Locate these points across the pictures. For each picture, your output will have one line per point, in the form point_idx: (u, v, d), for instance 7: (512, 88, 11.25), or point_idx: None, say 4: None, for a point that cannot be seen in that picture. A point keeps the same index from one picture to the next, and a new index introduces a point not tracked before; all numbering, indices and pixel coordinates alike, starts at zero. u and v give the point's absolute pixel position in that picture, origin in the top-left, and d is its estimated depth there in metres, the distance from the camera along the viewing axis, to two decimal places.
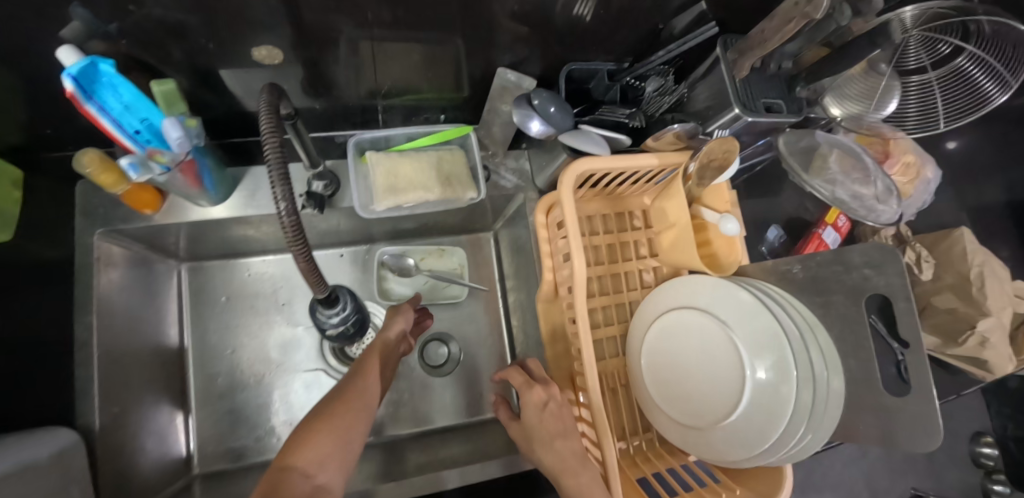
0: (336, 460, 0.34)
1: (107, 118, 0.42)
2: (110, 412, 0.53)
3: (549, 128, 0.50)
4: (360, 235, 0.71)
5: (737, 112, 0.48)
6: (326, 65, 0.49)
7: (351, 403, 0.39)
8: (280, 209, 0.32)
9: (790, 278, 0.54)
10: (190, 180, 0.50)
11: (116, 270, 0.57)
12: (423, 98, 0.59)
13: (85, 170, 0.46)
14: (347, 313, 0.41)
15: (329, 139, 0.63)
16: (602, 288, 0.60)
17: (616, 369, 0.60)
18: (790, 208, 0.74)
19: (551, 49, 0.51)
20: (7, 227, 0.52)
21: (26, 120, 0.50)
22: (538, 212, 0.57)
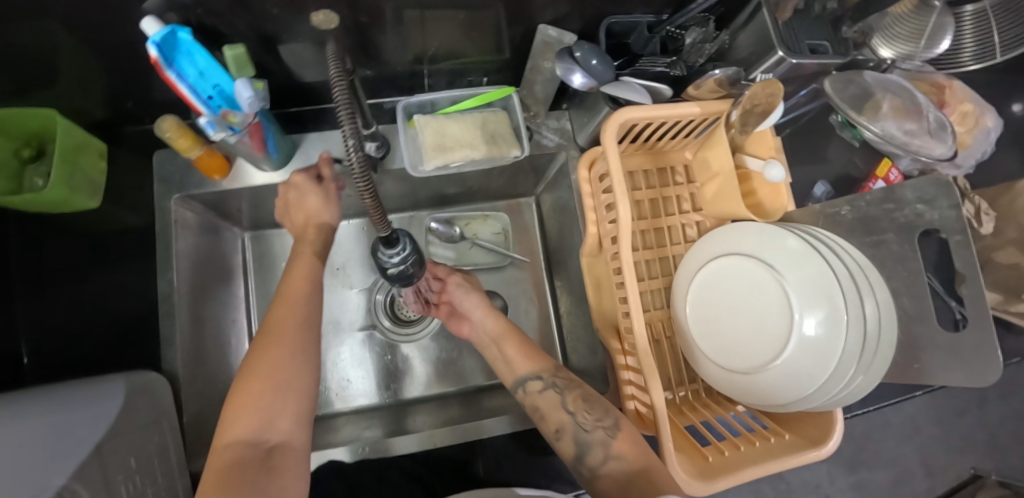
0: (280, 419, 0.41)
1: (184, 85, 0.46)
2: (191, 362, 0.58)
3: (591, 80, 0.52)
4: (408, 201, 0.74)
5: (779, 54, 0.48)
6: (376, 32, 0.52)
7: (270, 344, 0.44)
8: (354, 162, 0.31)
9: (839, 222, 0.53)
10: (256, 144, 0.54)
11: (191, 233, 0.62)
12: (465, 61, 0.61)
13: (166, 134, 0.50)
14: (407, 253, 0.42)
15: (378, 106, 0.67)
16: (645, 243, 0.61)
17: (661, 321, 0.61)
18: (836, 163, 0.73)
19: (591, 5, 0.52)
20: (96, 193, 0.58)
21: (114, 93, 0.55)
22: (580, 168, 0.59)
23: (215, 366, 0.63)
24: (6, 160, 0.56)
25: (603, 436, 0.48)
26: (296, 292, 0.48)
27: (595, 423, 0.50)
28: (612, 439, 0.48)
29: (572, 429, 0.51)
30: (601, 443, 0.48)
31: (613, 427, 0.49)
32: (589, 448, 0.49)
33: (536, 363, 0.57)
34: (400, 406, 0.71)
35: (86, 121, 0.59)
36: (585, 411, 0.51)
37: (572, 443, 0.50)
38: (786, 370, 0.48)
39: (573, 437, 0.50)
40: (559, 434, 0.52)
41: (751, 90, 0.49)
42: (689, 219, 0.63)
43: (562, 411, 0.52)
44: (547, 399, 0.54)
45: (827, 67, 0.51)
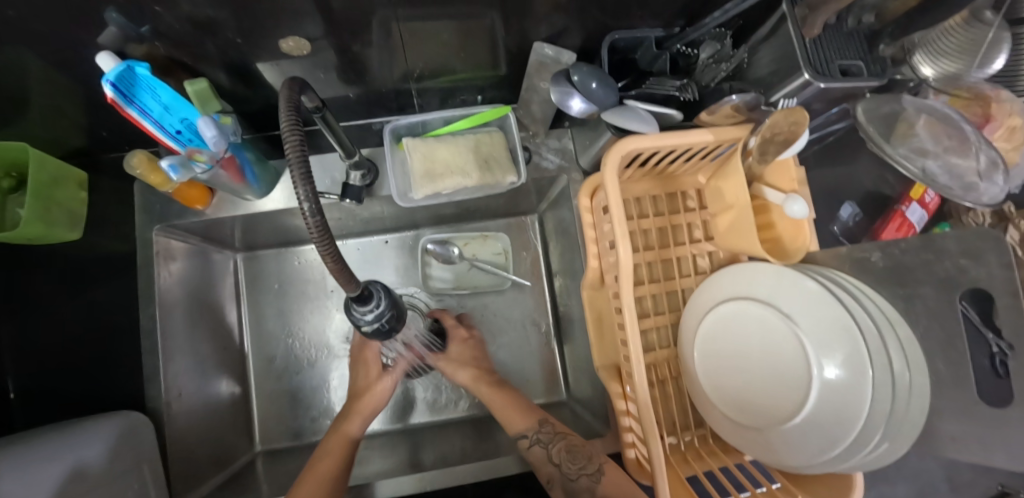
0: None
1: (148, 120, 0.44)
2: (178, 398, 0.57)
3: (591, 106, 0.47)
4: (404, 222, 0.71)
5: (806, 77, 0.42)
6: (354, 52, 0.48)
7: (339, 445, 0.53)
8: (303, 209, 0.31)
9: (868, 267, 0.48)
10: (233, 176, 0.51)
11: (178, 263, 0.60)
12: (457, 79, 0.56)
13: (137, 171, 0.48)
14: (382, 309, 0.39)
15: (367, 127, 0.63)
16: (652, 275, 0.57)
17: (666, 360, 0.57)
18: (867, 181, 0.66)
19: (591, 18, 0.47)
20: (76, 224, 0.57)
21: (85, 120, 0.53)
22: (582, 196, 0.54)
23: (207, 395, 0.62)
24: None
25: (589, 482, 0.47)
26: (368, 406, 0.57)
27: (579, 471, 0.48)
28: (597, 483, 0.46)
29: (561, 483, 0.48)
30: (587, 490, 0.47)
31: (597, 472, 0.47)
32: (580, 495, 0.47)
33: (523, 418, 0.54)
34: (409, 431, 0.70)
35: (64, 148, 0.57)
36: (570, 461, 0.49)
37: (562, 492, 0.49)
38: (802, 430, 0.44)
39: (563, 490, 0.48)
40: (549, 485, 0.50)
41: (771, 120, 0.43)
42: (701, 249, 0.57)
43: (549, 464, 0.50)
44: (536, 455, 0.52)
45: (860, 90, 0.45)
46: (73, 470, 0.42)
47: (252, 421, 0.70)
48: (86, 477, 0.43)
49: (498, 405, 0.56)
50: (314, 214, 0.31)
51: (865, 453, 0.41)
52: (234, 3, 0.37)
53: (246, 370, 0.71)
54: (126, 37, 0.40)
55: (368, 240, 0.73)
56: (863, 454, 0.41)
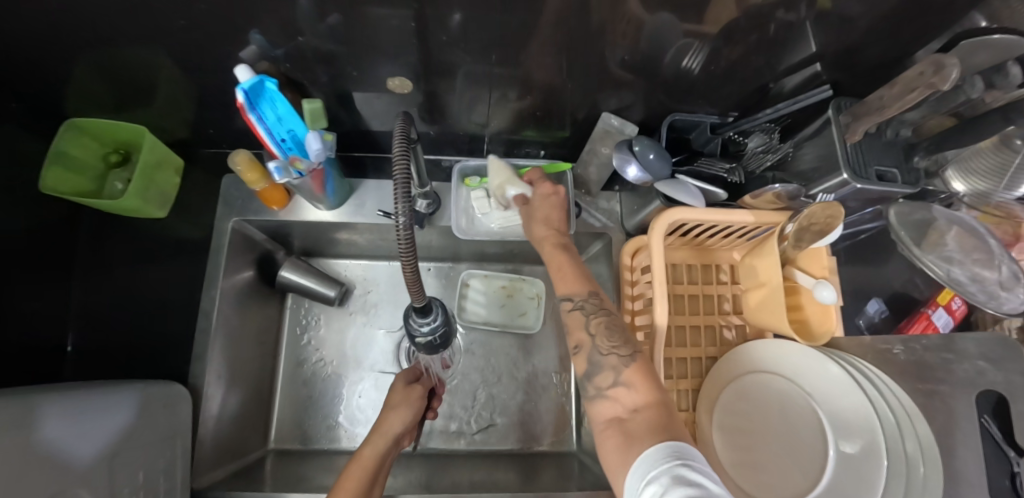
0: None
1: (262, 126, 0.49)
2: (213, 379, 0.59)
3: (646, 175, 0.51)
4: (449, 253, 0.75)
5: (846, 177, 0.47)
6: (443, 95, 0.55)
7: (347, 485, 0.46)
8: (399, 223, 0.35)
9: (889, 359, 0.50)
10: (317, 186, 0.57)
11: (240, 254, 0.65)
12: (527, 132, 0.63)
13: (237, 167, 0.54)
14: (438, 324, 0.43)
15: (436, 162, 0.69)
16: (680, 339, 0.59)
17: (684, 425, 0.58)
18: (897, 284, 0.69)
19: (655, 96, 0.54)
20: (165, 206, 0.63)
21: (197, 117, 0.60)
22: (624, 255, 0.59)
23: (237, 381, 0.65)
24: (94, 164, 0.62)
25: (616, 364, 0.42)
26: (369, 457, 0.50)
27: (612, 350, 0.43)
28: (625, 367, 0.42)
29: (588, 350, 0.44)
30: (613, 369, 0.42)
31: (630, 356, 0.42)
32: (599, 370, 0.43)
33: (579, 280, 0.47)
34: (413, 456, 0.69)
35: (171, 139, 0.65)
36: (606, 336, 0.44)
37: (585, 361, 0.44)
38: None
39: (588, 359, 0.44)
40: (575, 351, 0.45)
41: (809, 210, 0.49)
42: (729, 320, 0.60)
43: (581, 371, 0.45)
44: (573, 318, 0.46)
45: (894, 194, 0.50)
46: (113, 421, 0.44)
47: (270, 418, 0.71)
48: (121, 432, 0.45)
49: (556, 263, 0.49)
50: (407, 228, 0.35)
51: None
52: (362, 44, 0.45)
53: (275, 370, 0.73)
54: (261, 58, 0.48)
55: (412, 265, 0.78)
56: None
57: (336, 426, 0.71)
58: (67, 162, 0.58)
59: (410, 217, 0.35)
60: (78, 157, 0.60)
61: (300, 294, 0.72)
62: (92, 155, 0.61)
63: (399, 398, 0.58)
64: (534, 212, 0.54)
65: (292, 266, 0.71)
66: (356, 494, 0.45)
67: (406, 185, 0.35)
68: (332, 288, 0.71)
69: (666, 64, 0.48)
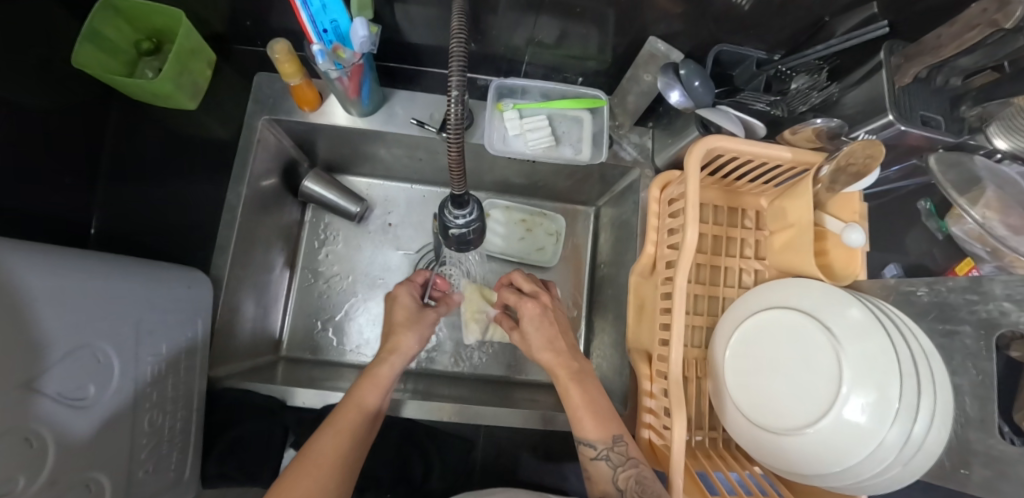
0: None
1: (305, 12, 0.48)
2: (233, 278, 0.60)
3: (688, 101, 0.52)
4: (474, 180, 0.76)
5: (890, 117, 0.47)
6: (486, 9, 0.53)
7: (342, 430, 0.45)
8: (452, 97, 0.35)
9: (912, 301, 0.50)
10: (352, 87, 0.56)
11: (268, 156, 0.65)
12: (568, 57, 0.61)
13: (275, 56, 0.53)
14: (473, 218, 0.43)
15: (471, 82, 0.68)
16: (698, 277, 0.61)
17: (696, 359, 0.59)
18: (917, 249, 0.70)
19: (705, 26, 0.53)
20: (195, 98, 0.63)
21: (232, 9, 0.58)
22: (653, 187, 0.59)
23: (256, 283, 0.65)
24: (125, 48, 0.60)
25: None
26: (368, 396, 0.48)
27: None
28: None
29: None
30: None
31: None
32: None
33: (600, 427, 0.48)
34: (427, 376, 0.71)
35: (204, 30, 0.63)
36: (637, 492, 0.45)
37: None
38: (818, 442, 0.45)
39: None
40: None
41: (850, 148, 0.47)
42: (749, 265, 0.61)
43: (610, 484, 0.47)
44: (599, 468, 0.48)
45: (935, 143, 0.49)
46: (136, 292, 0.44)
47: (284, 328, 0.72)
48: (144, 308, 0.45)
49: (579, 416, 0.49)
50: (459, 104, 0.35)
51: (879, 463, 0.43)
52: None
53: (292, 281, 0.74)
54: None
55: (434, 191, 0.79)
56: (878, 464, 0.43)
57: (349, 340, 0.72)
58: (99, 41, 0.57)
59: (462, 93, 0.35)
60: (111, 39, 0.58)
61: (320, 206, 0.74)
62: (124, 39, 0.60)
63: (401, 319, 0.54)
64: (533, 341, 0.55)
65: (316, 177, 0.72)
66: (352, 436, 0.44)
67: (462, 64, 0.35)
68: (354, 205, 0.73)
69: None
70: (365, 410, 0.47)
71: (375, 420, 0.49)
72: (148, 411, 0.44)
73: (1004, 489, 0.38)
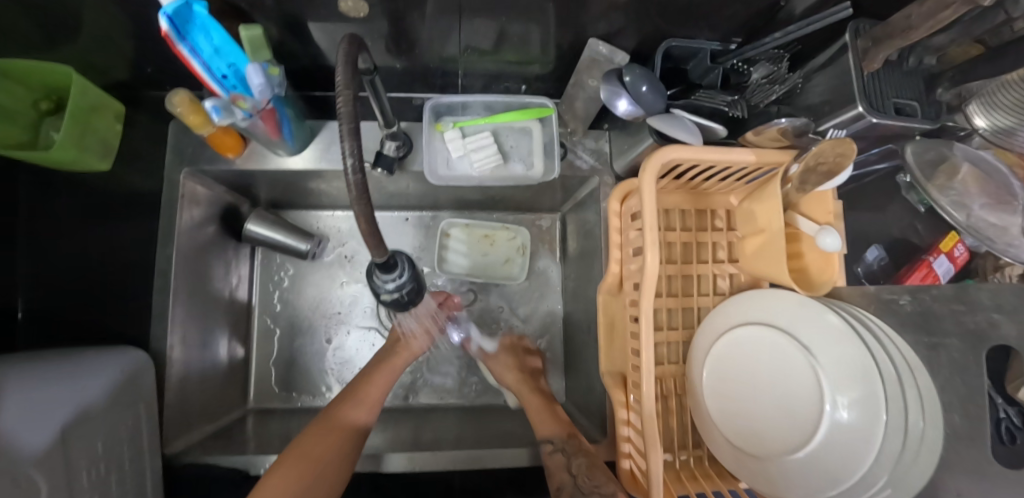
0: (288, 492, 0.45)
1: (197, 61, 0.42)
2: (180, 345, 0.57)
3: (638, 109, 0.47)
4: (428, 202, 0.71)
5: (859, 110, 0.41)
6: (409, 22, 0.47)
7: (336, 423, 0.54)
8: (347, 166, 0.29)
9: (895, 309, 0.47)
10: (270, 129, 0.50)
11: (201, 208, 0.60)
12: (507, 64, 0.56)
13: (176, 109, 0.47)
14: (404, 280, 0.39)
15: (406, 101, 0.62)
16: (670, 289, 0.57)
17: (673, 377, 0.56)
18: (899, 227, 0.66)
19: (651, 21, 0.47)
20: (108, 157, 0.57)
21: (131, 55, 0.52)
22: (612, 200, 0.55)
23: (207, 342, 0.62)
24: (23, 111, 0.54)
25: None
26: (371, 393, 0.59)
27: (594, 488, 0.46)
28: None
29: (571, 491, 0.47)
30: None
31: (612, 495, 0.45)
32: None
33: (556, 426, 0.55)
34: (406, 411, 0.69)
35: (106, 80, 0.57)
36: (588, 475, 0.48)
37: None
38: (805, 465, 0.43)
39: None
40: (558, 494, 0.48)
41: (818, 147, 0.42)
42: (723, 269, 0.57)
43: (565, 473, 0.49)
44: (555, 460, 0.51)
45: (912, 131, 0.44)
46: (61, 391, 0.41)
47: (248, 379, 0.70)
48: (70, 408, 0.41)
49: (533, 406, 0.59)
50: (357, 173, 0.30)
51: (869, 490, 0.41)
52: None
53: (251, 330, 0.71)
54: None
55: (388, 215, 0.74)
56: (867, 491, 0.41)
57: (319, 383, 0.70)
58: None
59: (359, 158, 0.30)
60: (3, 105, 0.52)
61: (269, 248, 0.70)
62: (20, 102, 0.54)
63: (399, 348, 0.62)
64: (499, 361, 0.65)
65: (258, 218, 0.67)
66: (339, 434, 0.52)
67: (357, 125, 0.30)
68: (303, 242, 0.68)
69: None
70: (351, 424, 0.55)
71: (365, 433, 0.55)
72: None
73: None
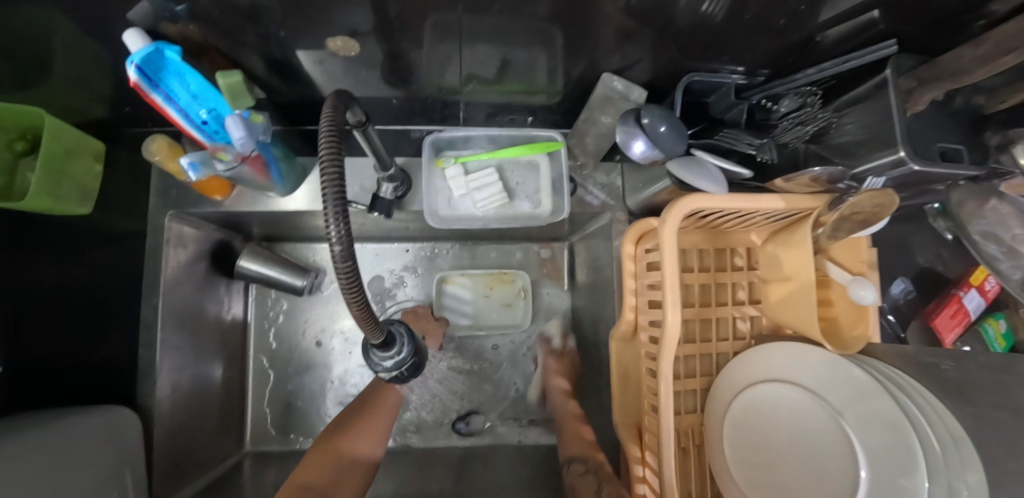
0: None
1: (173, 108, 0.39)
2: (170, 395, 0.54)
3: (655, 151, 0.43)
4: (429, 234, 0.68)
5: (901, 156, 0.37)
6: (406, 54, 0.43)
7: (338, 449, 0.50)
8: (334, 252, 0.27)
9: (936, 375, 0.43)
10: (257, 173, 0.47)
11: (189, 250, 0.57)
12: (512, 95, 0.52)
13: (155, 157, 0.44)
14: (403, 356, 0.36)
15: (404, 133, 0.58)
16: (688, 334, 0.53)
17: (691, 427, 0.53)
18: (927, 260, 0.63)
19: (670, 54, 0.43)
20: (88, 199, 0.53)
21: (109, 93, 0.49)
22: (627, 241, 0.51)
23: (199, 388, 0.59)
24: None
25: None
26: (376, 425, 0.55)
27: None
28: None
29: None
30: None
31: None
32: None
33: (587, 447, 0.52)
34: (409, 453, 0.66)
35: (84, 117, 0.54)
36: None
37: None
38: None
39: None
40: None
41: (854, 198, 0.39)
42: (744, 312, 0.54)
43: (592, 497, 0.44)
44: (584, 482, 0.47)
45: (955, 177, 0.40)
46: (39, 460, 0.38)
47: (244, 421, 0.67)
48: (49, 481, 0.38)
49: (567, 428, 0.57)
50: (346, 259, 0.27)
51: None
52: (281, 7, 0.33)
53: (246, 369, 0.68)
54: (145, 25, 0.35)
55: (388, 247, 0.71)
56: None
57: (318, 423, 0.67)
58: None
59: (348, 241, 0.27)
60: None
61: (263, 285, 0.66)
62: None
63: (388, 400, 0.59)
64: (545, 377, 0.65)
65: (251, 255, 0.64)
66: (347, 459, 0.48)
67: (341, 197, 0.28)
68: (299, 278, 0.65)
69: (682, 16, 0.36)
70: (357, 454, 0.50)
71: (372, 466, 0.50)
72: None
73: None
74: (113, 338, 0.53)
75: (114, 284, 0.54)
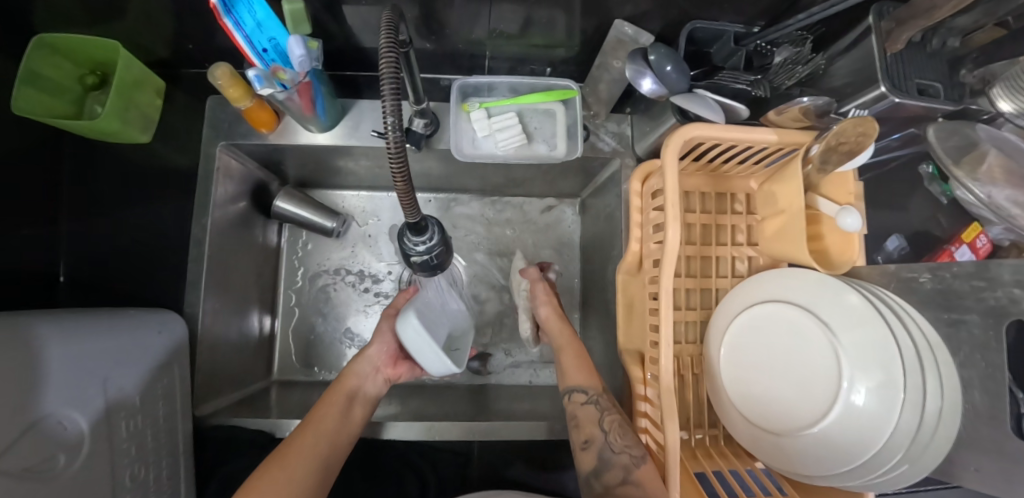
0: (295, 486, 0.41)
1: (241, 34, 0.45)
2: (211, 312, 0.59)
3: (661, 88, 0.48)
4: (449, 183, 0.73)
5: (881, 90, 0.42)
6: (442, 4, 0.48)
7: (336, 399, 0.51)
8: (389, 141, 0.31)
9: (915, 288, 0.47)
10: (305, 103, 0.52)
11: (234, 183, 0.63)
12: (533, 46, 0.57)
13: (218, 82, 0.49)
14: (433, 243, 0.40)
15: (433, 82, 0.64)
16: (689, 270, 0.57)
17: (691, 356, 0.57)
18: (921, 219, 0.66)
19: (677, 4, 0.48)
20: (147, 131, 0.60)
21: (174, 32, 0.55)
22: (634, 180, 0.56)
23: (234, 314, 0.64)
24: (70, 86, 0.57)
25: (629, 461, 0.47)
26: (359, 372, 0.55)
27: (624, 447, 0.48)
28: (636, 467, 0.46)
29: (601, 446, 0.49)
30: (624, 467, 0.46)
31: (641, 455, 0.47)
32: (609, 466, 0.47)
33: (588, 377, 0.55)
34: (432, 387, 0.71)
35: (147, 57, 0.60)
36: (619, 435, 0.49)
37: (595, 457, 0.49)
38: (817, 441, 0.44)
39: (600, 455, 0.48)
40: (585, 445, 0.50)
41: (839, 126, 0.43)
42: (742, 252, 0.58)
43: (596, 426, 0.51)
44: (588, 412, 0.52)
45: (934, 112, 0.45)
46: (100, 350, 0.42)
47: (272, 352, 0.72)
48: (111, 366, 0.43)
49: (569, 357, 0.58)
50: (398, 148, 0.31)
51: (880, 471, 0.41)
52: None
53: (275, 304, 0.73)
54: None
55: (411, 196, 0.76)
56: (878, 472, 0.41)
57: (338, 359, 0.72)
58: (41, 84, 0.53)
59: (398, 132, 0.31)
60: (53, 79, 0.55)
61: (296, 225, 0.72)
62: (68, 76, 0.56)
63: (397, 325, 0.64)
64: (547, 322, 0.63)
65: (287, 196, 0.70)
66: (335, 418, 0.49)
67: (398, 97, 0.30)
68: (329, 220, 0.71)
69: None
70: (351, 393, 0.53)
71: (356, 404, 0.53)
72: (129, 464, 0.43)
73: (1017, 486, 0.36)
74: (162, 259, 0.59)
75: (166, 209, 0.60)
